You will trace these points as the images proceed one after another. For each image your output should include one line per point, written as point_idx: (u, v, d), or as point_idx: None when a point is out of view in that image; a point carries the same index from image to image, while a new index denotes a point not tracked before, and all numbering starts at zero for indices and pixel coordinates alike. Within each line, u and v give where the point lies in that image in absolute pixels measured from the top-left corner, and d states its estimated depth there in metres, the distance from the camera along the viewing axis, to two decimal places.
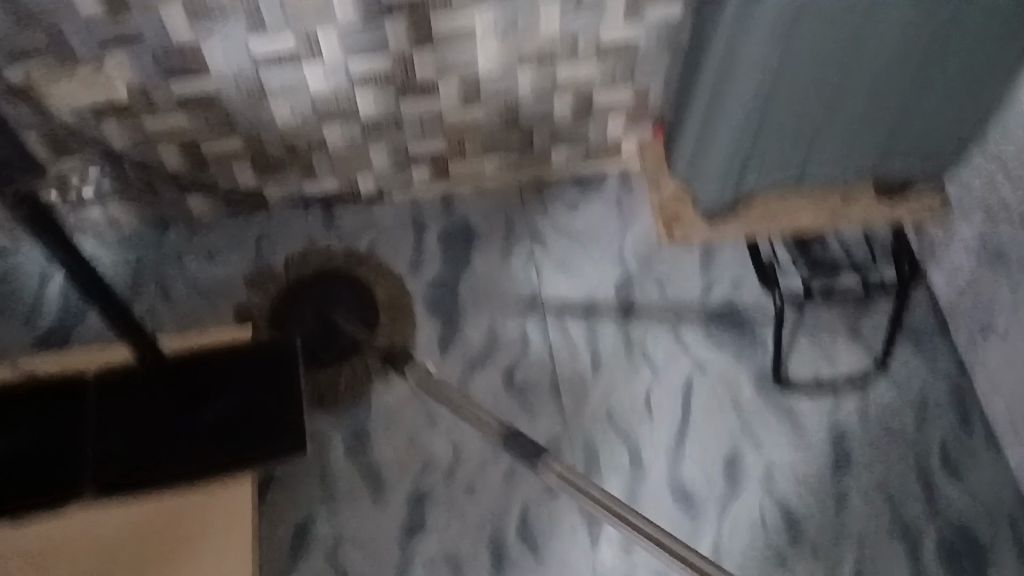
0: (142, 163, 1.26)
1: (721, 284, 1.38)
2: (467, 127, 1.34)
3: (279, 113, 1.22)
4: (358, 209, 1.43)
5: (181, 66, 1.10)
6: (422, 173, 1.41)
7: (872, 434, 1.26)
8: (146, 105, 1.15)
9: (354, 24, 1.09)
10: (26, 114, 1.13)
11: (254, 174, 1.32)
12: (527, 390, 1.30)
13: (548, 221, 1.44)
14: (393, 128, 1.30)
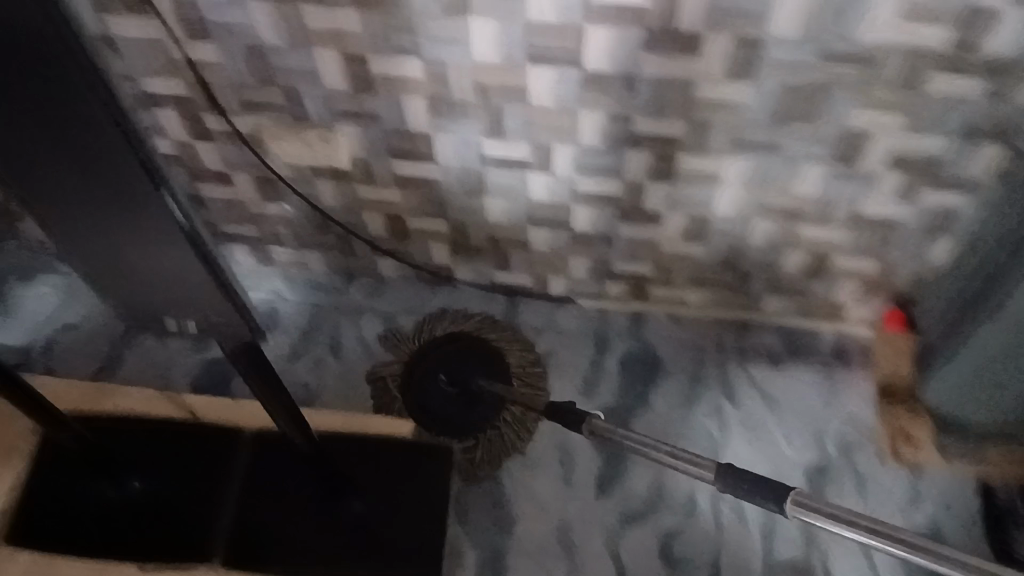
0: (345, 223, 1.22)
1: (931, 503, 1.19)
2: (680, 259, 1.22)
3: (492, 208, 1.15)
4: (542, 308, 1.34)
5: (409, 148, 1.04)
6: (618, 289, 1.30)
7: None
8: (364, 174, 1.10)
9: (596, 146, 1.01)
10: (247, 160, 1.09)
11: (449, 254, 1.27)
12: (682, 566, 1.15)
13: (746, 375, 1.29)
14: (602, 244, 1.20)
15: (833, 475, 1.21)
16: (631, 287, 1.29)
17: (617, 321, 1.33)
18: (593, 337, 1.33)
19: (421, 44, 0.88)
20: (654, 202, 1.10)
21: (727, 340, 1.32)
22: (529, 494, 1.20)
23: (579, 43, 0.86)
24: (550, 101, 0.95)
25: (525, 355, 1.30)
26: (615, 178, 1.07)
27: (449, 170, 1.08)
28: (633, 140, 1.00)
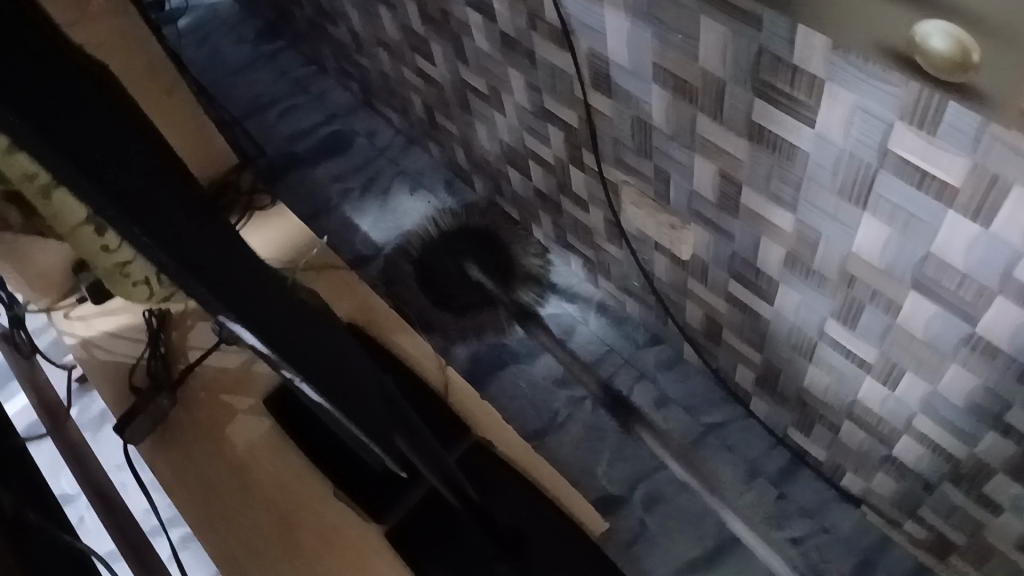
0: (668, 296, 1.14)
1: None
2: (1004, 564, 0.93)
3: (813, 376, 0.98)
4: (823, 491, 1.15)
5: (752, 278, 0.92)
6: (916, 534, 1.05)
7: None
8: (700, 271, 1.01)
9: (953, 401, 0.79)
10: (604, 200, 1.07)
11: (753, 383, 1.13)
12: None
13: None
14: (917, 484, 0.97)
15: None
16: (932, 543, 1.03)
17: (897, 563, 1.09)
18: (857, 559, 1.11)
19: (798, 202, 0.76)
20: (998, 493, 0.85)
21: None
22: None
23: (980, 303, 0.67)
24: (923, 333, 0.76)
25: (769, 527, 1.14)
26: (962, 441, 0.83)
27: (784, 319, 0.94)
28: (1001, 422, 0.76)
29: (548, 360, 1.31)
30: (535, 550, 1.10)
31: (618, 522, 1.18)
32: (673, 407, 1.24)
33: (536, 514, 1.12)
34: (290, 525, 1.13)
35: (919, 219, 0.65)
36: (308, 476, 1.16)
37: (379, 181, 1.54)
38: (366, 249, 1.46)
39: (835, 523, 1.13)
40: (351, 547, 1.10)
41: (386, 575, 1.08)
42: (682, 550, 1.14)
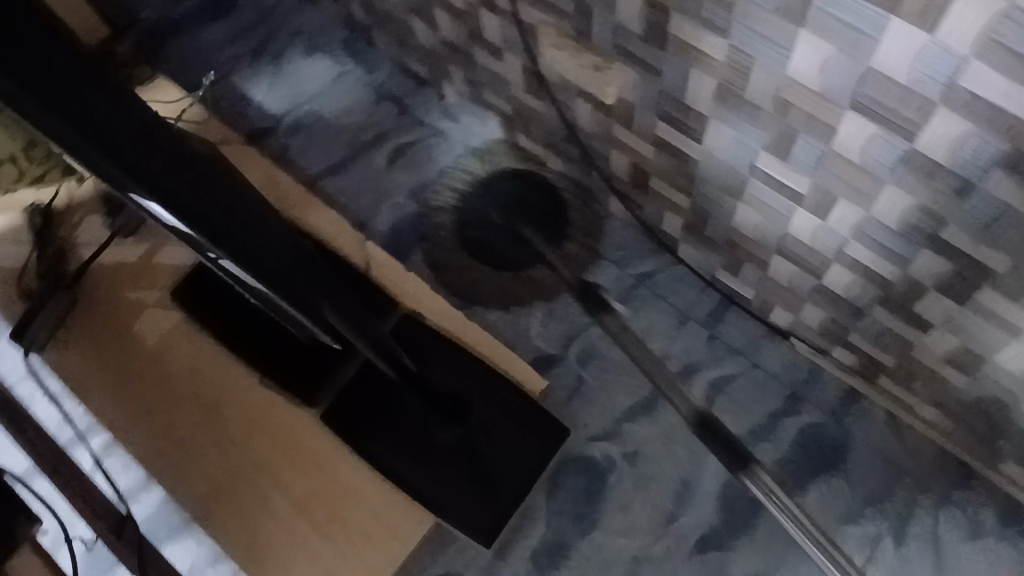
0: (591, 147, 1.10)
1: None
2: (927, 376, 0.97)
3: (742, 214, 0.97)
4: (756, 328, 1.17)
5: (680, 118, 0.89)
6: (848, 362, 1.08)
7: None
8: (625, 116, 0.97)
9: (887, 225, 0.79)
10: (520, 45, 1.00)
11: (682, 229, 1.11)
12: None
13: (932, 525, 1.05)
14: (847, 312, 0.98)
15: None
16: (859, 365, 1.07)
17: (826, 389, 1.13)
18: (786, 390, 1.14)
19: (728, 27, 0.71)
20: (929, 312, 0.86)
21: (944, 490, 1.06)
22: (627, 503, 1.11)
23: (920, 118, 0.64)
24: (857, 156, 0.74)
25: (702, 366, 1.16)
26: (891, 262, 0.84)
27: (711, 162, 0.91)
28: (934, 240, 0.76)
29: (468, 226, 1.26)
30: (478, 416, 1.08)
31: (556, 385, 1.18)
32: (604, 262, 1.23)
33: (471, 380, 1.09)
34: (219, 416, 1.09)
35: (860, 33, 0.61)
36: (232, 363, 1.11)
37: (269, 46, 1.41)
38: (263, 121, 1.36)
39: (769, 364, 1.15)
40: (287, 430, 1.07)
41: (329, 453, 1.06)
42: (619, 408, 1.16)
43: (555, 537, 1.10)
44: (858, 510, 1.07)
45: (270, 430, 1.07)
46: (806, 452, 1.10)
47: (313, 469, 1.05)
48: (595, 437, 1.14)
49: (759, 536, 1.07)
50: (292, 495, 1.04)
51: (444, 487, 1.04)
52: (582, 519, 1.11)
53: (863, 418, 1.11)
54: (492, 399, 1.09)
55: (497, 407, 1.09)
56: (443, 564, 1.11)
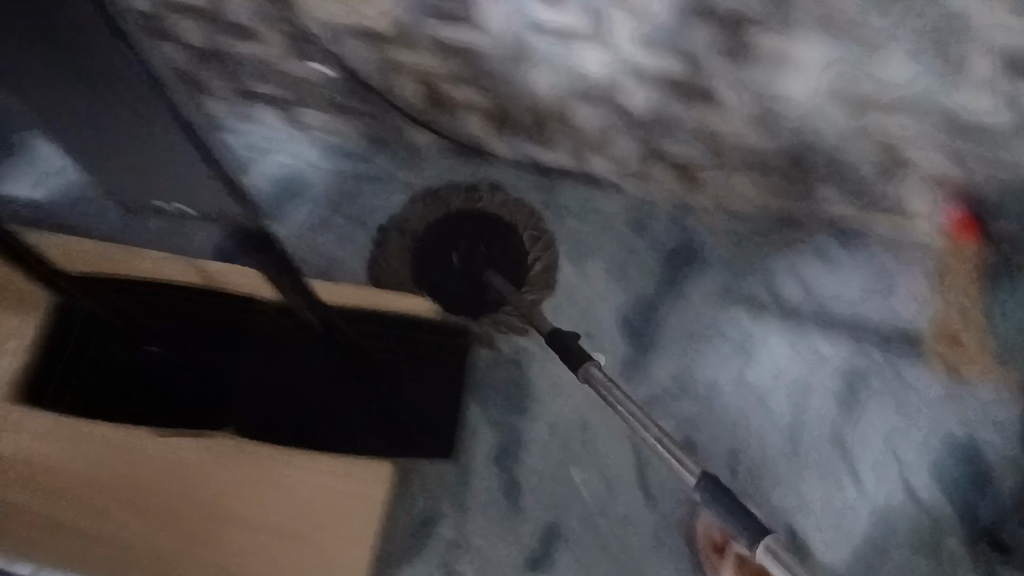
0: (376, 87, 0.99)
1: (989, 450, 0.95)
2: (749, 148, 0.92)
3: (539, 80, 0.89)
4: (565, 176, 1.11)
5: (455, 11, 0.77)
6: (662, 169, 1.05)
7: None
8: (399, 34, 0.85)
9: (774, 53, 0.68)
10: (259, 14, 0.86)
11: (485, 123, 1.02)
12: (704, 525, 0.96)
13: (780, 262, 1.08)
14: (656, 122, 0.93)
15: (982, 455, 0.96)
16: (679, 167, 1.04)
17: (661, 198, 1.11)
18: (630, 222, 1.14)
19: None
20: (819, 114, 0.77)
21: (875, 356, 1.03)
22: (541, 372, 1.05)
23: None
24: None
25: (519, 228, 1.10)
26: (720, 78, 0.76)
27: (614, 103, 0.91)
28: (795, 33, 0.64)
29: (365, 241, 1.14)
30: (389, 365, 0.93)
31: (492, 369, 1.06)
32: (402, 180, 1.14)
33: (370, 344, 0.91)
34: (42, 468, 0.75)
35: None
36: (33, 389, 0.78)
37: None
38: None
39: (671, 275, 1.12)
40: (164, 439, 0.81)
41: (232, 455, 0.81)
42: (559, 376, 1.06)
43: (542, 542, 0.99)
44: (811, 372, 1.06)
45: (162, 469, 0.77)
46: (789, 398, 1.06)
47: (217, 483, 0.79)
48: (554, 413, 1.03)
49: (766, 485, 1.05)
50: (204, 504, 0.77)
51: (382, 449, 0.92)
52: (558, 513, 1.00)
53: (777, 307, 1.08)
54: (398, 348, 0.93)
55: (403, 352, 0.94)
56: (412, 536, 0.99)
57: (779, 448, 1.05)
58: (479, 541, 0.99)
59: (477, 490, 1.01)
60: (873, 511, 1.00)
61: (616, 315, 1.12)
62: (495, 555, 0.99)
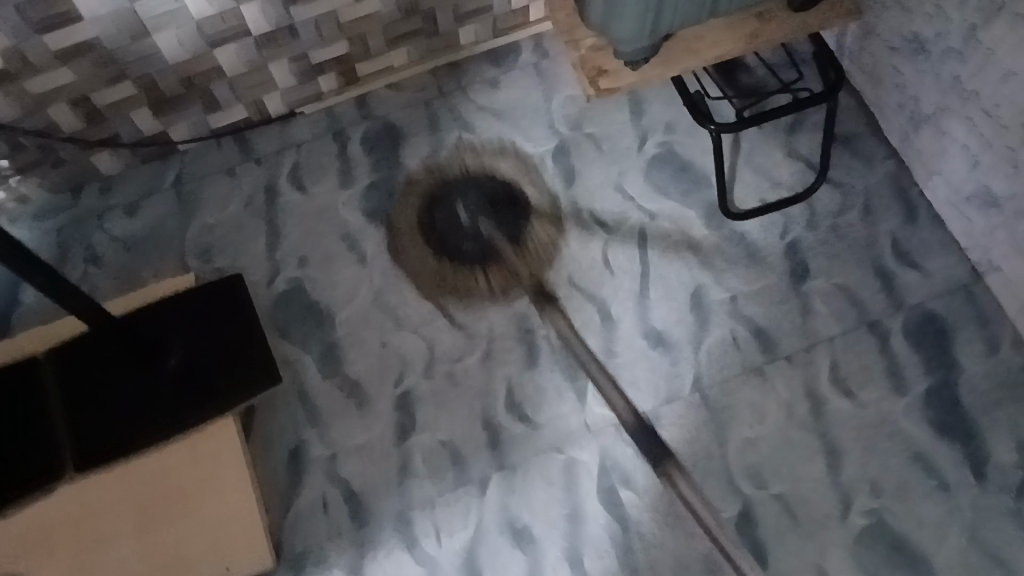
0: (41, 132, 1.04)
1: (657, 129, 1.16)
2: (365, 22, 1.10)
3: (168, 47, 1.00)
4: (271, 129, 1.19)
5: (53, 10, 0.90)
6: (331, 81, 1.17)
7: (882, 197, 1.10)
8: (19, 62, 0.94)
9: None
10: None
11: (155, 116, 1.10)
12: (506, 290, 1.09)
13: (467, 98, 1.20)
14: (288, 38, 1.07)
15: (680, 135, 1.15)
16: (338, 72, 1.16)
17: (346, 110, 1.20)
18: (328, 133, 1.19)
19: None
20: None
21: (564, 123, 1.18)
22: (330, 282, 1.10)
23: None
24: None
25: (273, 177, 1.16)
26: None
27: (241, 32, 1.03)
28: None
29: (100, 272, 1.11)
30: (169, 334, 0.97)
31: (275, 305, 1.09)
32: (141, 203, 1.15)
33: (146, 322, 0.98)
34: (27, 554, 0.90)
35: None
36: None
37: None
38: None
39: (378, 152, 1.18)
40: (50, 520, 0.91)
41: (108, 493, 0.92)
42: (337, 267, 1.11)
43: (405, 411, 1.03)
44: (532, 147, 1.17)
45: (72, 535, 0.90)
46: (525, 188, 1.14)
47: (121, 521, 0.91)
48: (349, 307, 1.08)
49: (544, 272, 1.09)
50: (143, 524, 0.91)
51: (209, 393, 0.95)
52: (403, 373, 1.05)
53: (474, 132, 1.18)
54: (168, 315, 0.98)
55: (176, 316, 0.98)
56: (281, 462, 1.01)
57: (539, 235, 1.12)
58: (342, 443, 1.02)
59: (321, 403, 1.04)
60: (640, 229, 1.11)
61: (348, 205, 1.15)
62: (370, 445, 1.01)
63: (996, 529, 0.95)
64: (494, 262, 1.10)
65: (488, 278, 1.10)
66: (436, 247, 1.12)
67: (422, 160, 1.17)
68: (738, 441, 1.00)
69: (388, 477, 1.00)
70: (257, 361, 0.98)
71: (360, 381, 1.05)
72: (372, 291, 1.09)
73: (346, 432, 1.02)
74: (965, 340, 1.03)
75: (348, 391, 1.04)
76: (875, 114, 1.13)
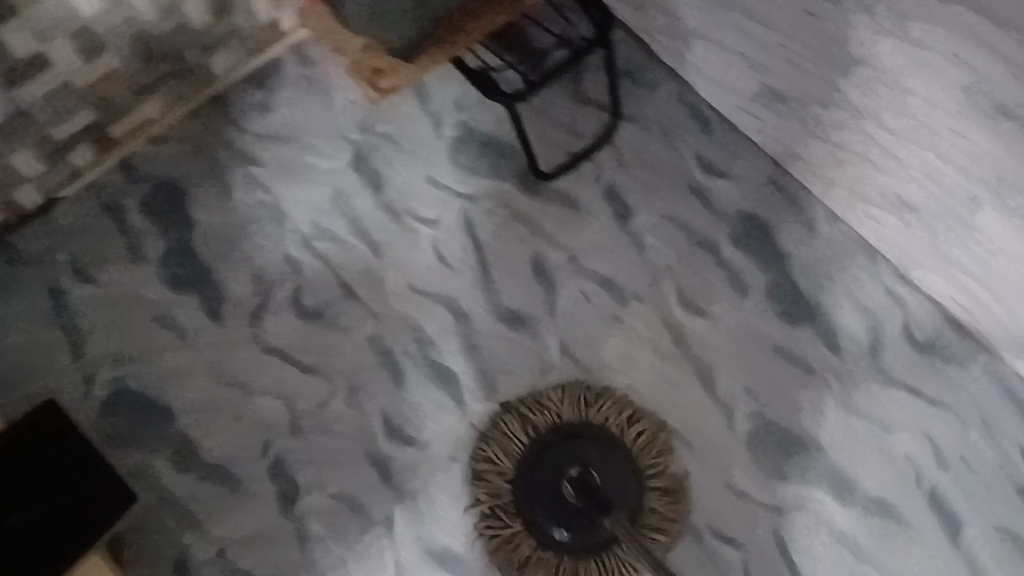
0: None
1: (447, 111, 1.12)
2: (104, 83, 0.98)
3: None
4: (33, 225, 1.05)
5: None
6: (84, 154, 1.04)
7: (677, 118, 1.13)
8: None
9: None
10: None
11: None
12: (347, 319, 1.03)
13: (242, 132, 1.11)
14: (20, 124, 0.93)
15: (472, 111, 1.12)
16: (90, 143, 1.03)
17: (112, 181, 1.08)
18: (100, 210, 1.07)
19: None
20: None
21: (353, 130, 1.12)
22: (157, 371, 1.00)
23: None
24: None
25: (52, 278, 1.03)
26: None
27: None
28: None
29: None
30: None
31: (105, 415, 0.98)
32: None
33: None
34: None
35: None
36: None
37: None
38: None
39: (163, 216, 1.07)
40: None
41: None
42: (160, 353, 1.01)
43: (285, 479, 0.96)
44: (327, 164, 1.10)
45: None
46: (335, 208, 1.08)
47: None
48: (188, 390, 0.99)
49: (382, 288, 1.04)
50: None
51: (65, 528, 0.84)
52: (271, 440, 0.97)
53: (262, 165, 1.10)
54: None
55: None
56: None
57: (365, 252, 1.06)
58: (229, 535, 0.94)
59: (192, 501, 0.95)
60: (464, 216, 1.07)
61: (150, 282, 1.04)
62: (260, 526, 0.94)
63: (862, 393, 1.01)
64: (328, 295, 1.04)
65: (325, 313, 1.03)
66: (261, 298, 1.04)
67: (215, 211, 1.08)
68: (619, 391, 1.01)
69: (290, 552, 0.93)
70: (105, 478, 0.87)
71: (226, 463, 0.97)
72: (209, 365, 1.01)
73: (230, 522, 0.94)
74: (790, 231, 1.07)
75: (218, 478, 0.96)
76: (647, 40, 1.14)
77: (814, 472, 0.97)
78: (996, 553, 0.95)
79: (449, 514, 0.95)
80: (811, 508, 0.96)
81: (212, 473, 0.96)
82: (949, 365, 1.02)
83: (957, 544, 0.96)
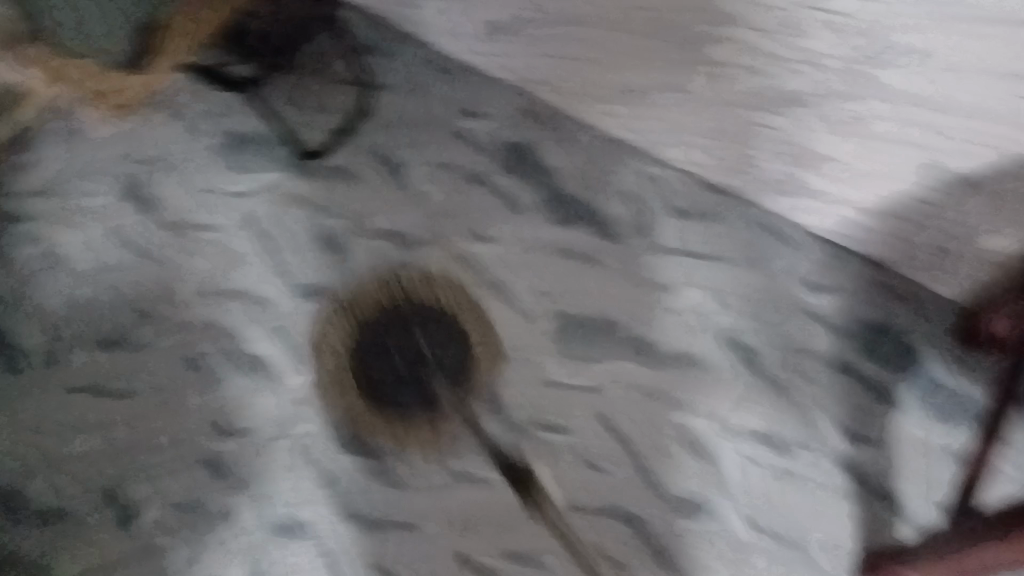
0: None
1: (204, 122, 1.16)
2: None
3: None
4: None
5: None
6: None
7: (423, 75, 1.20)
8: None
9: None
10: None
11: None
12: (150, 336, 1.04)
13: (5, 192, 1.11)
14: None
15: (230, 117, 1.16)
16: None
17: None
18: None
19: None
20: None
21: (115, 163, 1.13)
22: None
23: None
24: None
25: None
26: None
27: None
28: None
29: None
30: None
31: None
32: None
33: None
34: None
35: None
36: None
37: None
38: None
39: None
40: None
41: None
42: None
43: (119, 501, 0.96)
44: (98, 199, 1.12)
45: None
46: (113, 239, 1.09)
47: None
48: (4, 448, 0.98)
49: (175, 299, 1.06)
50: None
51: None
52: (99, 470, 0.98)
53: (31, 217, 1.10)
54: None
55: None
56: None
57: (152, 270, 1.08)
58: (75, 570, 0.93)
59: (29, 550, 0.94)
60: (243, 213, 1.11)
61: None
62: (105, 554, 0.94)
63: (646, 268, 1.07)
64: (126, 320, 1.05)
65: (128, 335, 1.04)
66: (60, 342, 1.04)
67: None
68: (426, 329, 1.05)
69: (143, 569, 0.93)
70: None
71: (58, 503, 0.96)
72: (23, 419, 1.00)
73: (72, 558, 0.94)
74: (548, 145, 1.15)
75: (53, 520, 0.95)
76: (376, 13, 1.22)
77: (619, 345, 1.03)
78: (799, 371, 1.01)
79: (291, 486, 0.97)
80: (625, 382, 1.01)
81: (46, 516, 0.96)
82: (713, 222, 1.09)
83: (759, 370, 1.01)
